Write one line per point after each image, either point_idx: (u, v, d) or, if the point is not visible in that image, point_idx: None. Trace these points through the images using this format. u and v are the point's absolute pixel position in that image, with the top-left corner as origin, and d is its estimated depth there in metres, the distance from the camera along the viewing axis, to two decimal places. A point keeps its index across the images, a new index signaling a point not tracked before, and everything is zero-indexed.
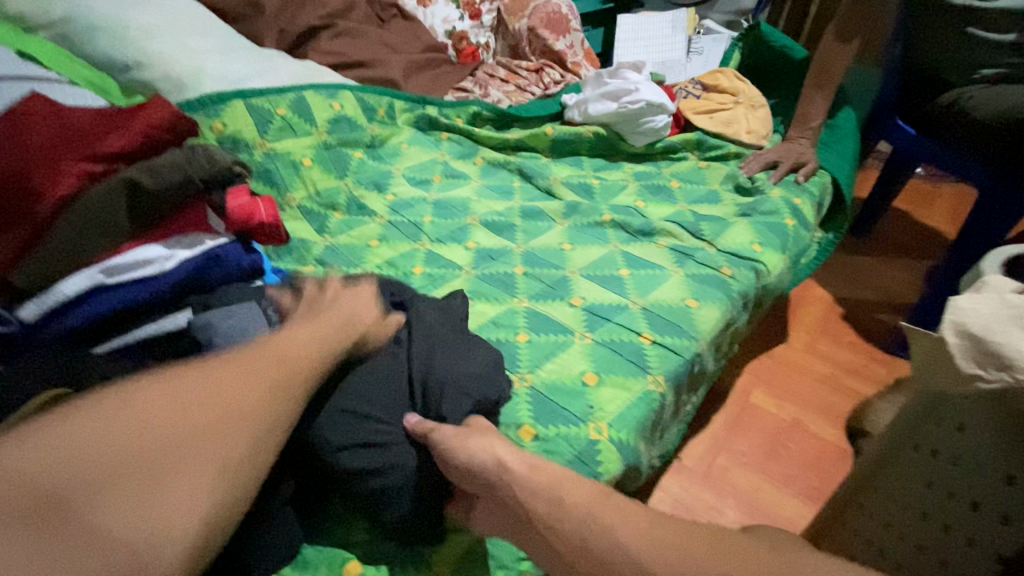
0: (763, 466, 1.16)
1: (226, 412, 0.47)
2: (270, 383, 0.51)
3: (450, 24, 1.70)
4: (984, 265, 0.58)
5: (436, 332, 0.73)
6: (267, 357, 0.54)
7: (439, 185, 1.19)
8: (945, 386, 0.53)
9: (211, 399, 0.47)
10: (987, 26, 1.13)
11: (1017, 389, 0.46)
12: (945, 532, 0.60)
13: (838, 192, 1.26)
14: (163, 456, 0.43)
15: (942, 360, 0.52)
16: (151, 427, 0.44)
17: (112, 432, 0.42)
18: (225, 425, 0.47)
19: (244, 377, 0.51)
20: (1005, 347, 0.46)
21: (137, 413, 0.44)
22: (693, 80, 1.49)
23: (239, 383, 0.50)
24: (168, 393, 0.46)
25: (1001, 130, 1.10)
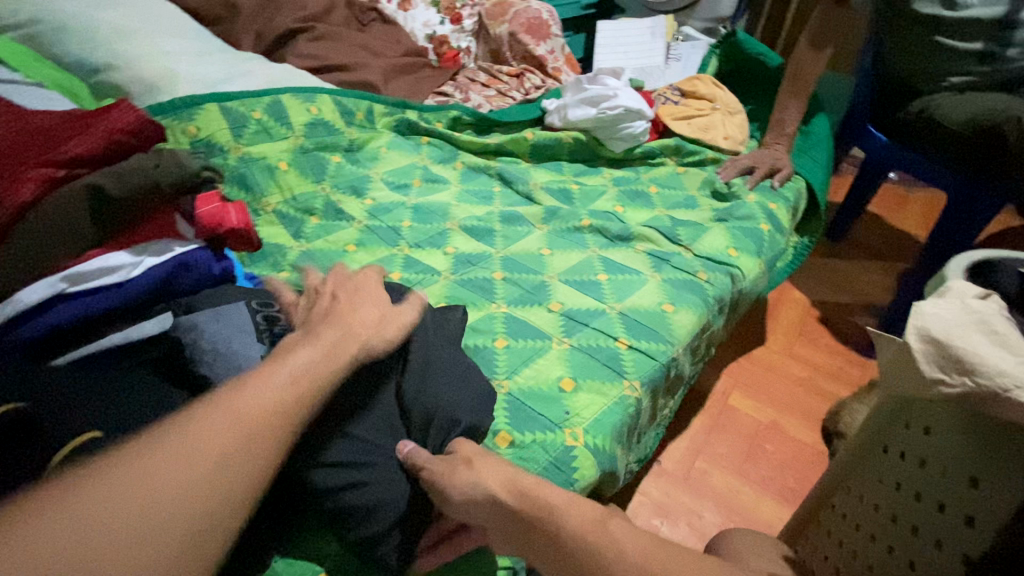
0: (741, 468, 1.17)
1: (224, 465, 0.44)
2: (260, 425, 0.48)
3: (431, 28, 1.70)
4: (947, 271, 0.59)
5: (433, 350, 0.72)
6: (261, 395, 0.50)
7: (418, 190, 1.19)
8: (910, 389, 0.54)
9: (202, 453, 0.43)
10: (953, 35, 1.16)
11: (977, 394, 0.47)
12: (912, 534, 0.60)
13: (813, 197, 1.28)
14: (169, 508, 0.40)
15: (906, 364, 0.53)
16: (149, 483, 0.40)
17: (109, 491, 0.39)
18: (218, 481, 0.43)
19: (235, 422, 0.47)
20: (969, 355, 0.47)
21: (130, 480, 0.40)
22: (672, 86, 1.51)
23: (231, 428, 0.46)
24: (158, 456, 0.42)
25: (967, 137, 1.13)
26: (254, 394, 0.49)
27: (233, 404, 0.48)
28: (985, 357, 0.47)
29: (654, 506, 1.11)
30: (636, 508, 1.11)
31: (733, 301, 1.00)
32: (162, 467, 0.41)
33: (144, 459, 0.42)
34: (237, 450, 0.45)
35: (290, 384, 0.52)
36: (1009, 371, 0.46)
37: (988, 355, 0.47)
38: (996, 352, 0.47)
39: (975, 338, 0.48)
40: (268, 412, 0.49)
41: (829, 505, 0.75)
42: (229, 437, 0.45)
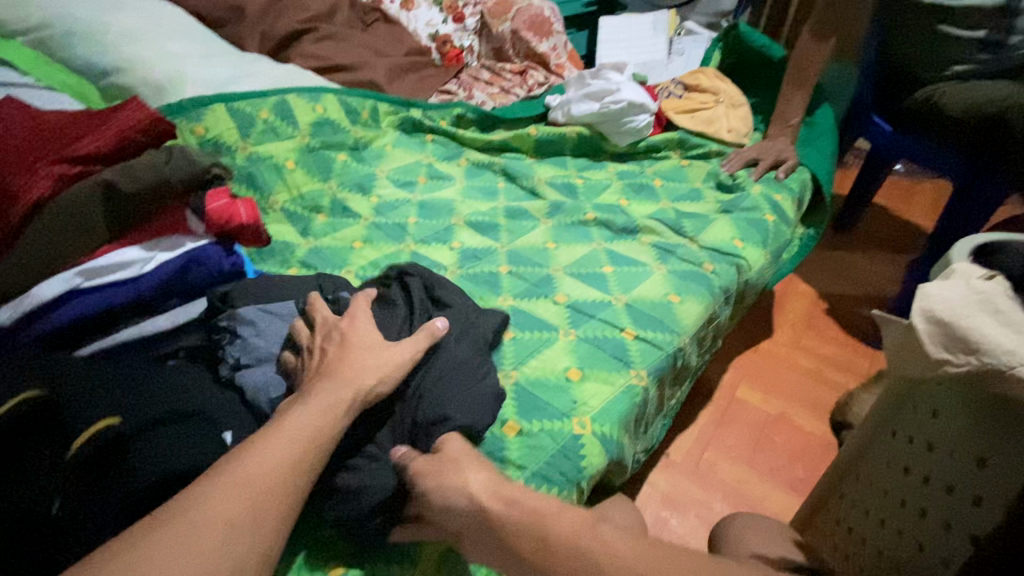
0: (750, 460, 1.17)
1: (253, 511, 0.47)
2: (279, 474, 0.51)
3: (433, 28, 1.69)
4: (953, 254, 0.59)
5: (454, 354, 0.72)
6: (280, 443, 0.53)
7: (424, 187, 1.20)
8: (917, 371, 0.54)
9: (229, 503, 0.47)
10: (958, 23, 1.16)
11: (983, 372, 0.47)
12: (922, 516, 0.60)
13: (818, 188, 1.28)
14: (239, 520, 0.46)
15: (911, 345, 0.53)
16: (220, 497, 0.47)
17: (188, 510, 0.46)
18: (245, 529, 0.46)
19: (259, 471, 0.50)
20: (975, 334, 0.47)
21: (171, 536, 0.44)
22: (675, 80, 1.51)
23: (255, 477, 0.49)
24: (193, 510, 0.46)
25: (975, 124, 1.12)
26: (273, 443, 0.52)
27: (257, 452, 0.51)
28: (992, 335, 0.47)
29: (663, 498, 1.11)
30: (645, 500, 1.11)
31: (739, 292, 1.00)
32: (199, 519, 0.45)
33: (187, 512, 0.46)
34: (259, 498, 0.48)
35: (304, 429, 0.55)
36: (1018, 348, 0.45)
37: (995, 333, 0.47)
38: (1003, 329, 0.47)
39: (982, 317, 0.48)
40: (287, 459, 0.52)
41: (838, 491, 0.76)
42: (253, 485, 0.49)
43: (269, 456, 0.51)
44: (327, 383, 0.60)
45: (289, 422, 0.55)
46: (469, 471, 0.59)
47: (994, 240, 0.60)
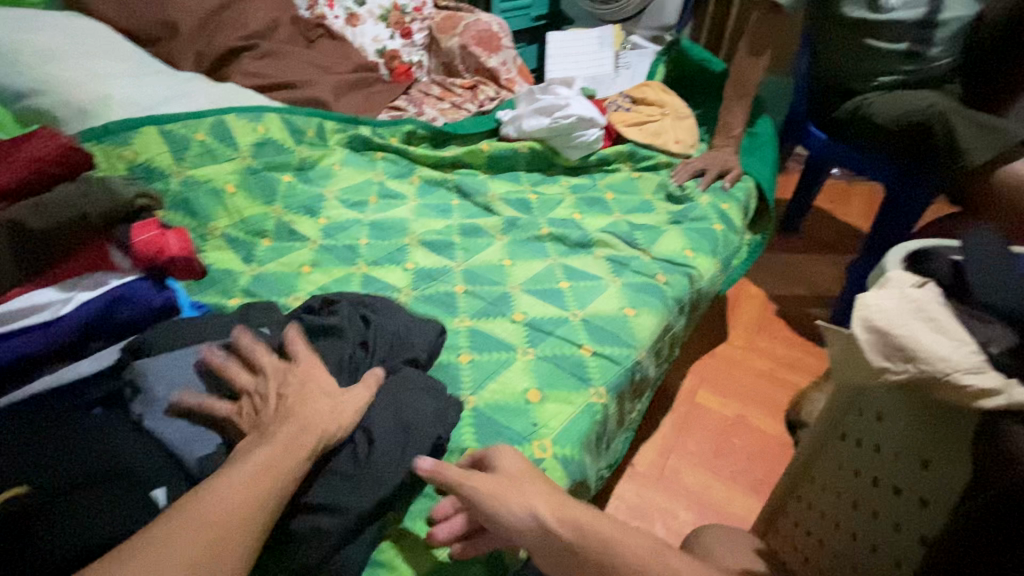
0: (711, 463, 1.19)
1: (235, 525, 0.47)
2: (245, 505, 0.49)
3: (380, 43, 1.68)
4: (886, 262, 0.61)
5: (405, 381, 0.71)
6: (255, 472, 0.51)
7: (374, 206, 1.17)
8: (861, 379, 0.56)
9: (188, 536, 0.45)
10: (881, 36, 1.23)
11: (921, 379, 0.49)
12: (874, 518, 0.62)
13: (762, 195, 1.33)
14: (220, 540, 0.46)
15: (854, 354, 0.55)
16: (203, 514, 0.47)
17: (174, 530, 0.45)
18: (209, 560, 0.45)
19: (223, 503, 0.48)
20: (911, 341, 0.49)
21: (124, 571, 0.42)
22: (623, 94, 1.54)
23: (237, 501, 0.49)
24: (148, 545, 0.44)
25: (900, 133, 1.20)
26: (238, 474, 0.51)
27: (223, 483, 0.50)
28: (926, 342, 0.49)
29: (630, 509, 1.11)
30: (612, 512, 1.11)
31: (692, 302, 1.01)
32: (154, 553, 0.44)
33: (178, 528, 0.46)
34: (219, 530, 0.47)
35: (269, 457, 0.53)
36: (948, 354, 0.48)
37: (927, 340, 0.49)
38: (935, 336, 0.49)
39: (915, 325, 0.51)
40: (251, 487, 0.50)
41: (793, 496, 0.77)
42: (215, 516, 0.47)
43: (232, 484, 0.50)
44: (282, 420, 0.57)
45: (274, 447, 0.54)
46: (529, 493, 0.57)
47: (923, 245, 0.63)
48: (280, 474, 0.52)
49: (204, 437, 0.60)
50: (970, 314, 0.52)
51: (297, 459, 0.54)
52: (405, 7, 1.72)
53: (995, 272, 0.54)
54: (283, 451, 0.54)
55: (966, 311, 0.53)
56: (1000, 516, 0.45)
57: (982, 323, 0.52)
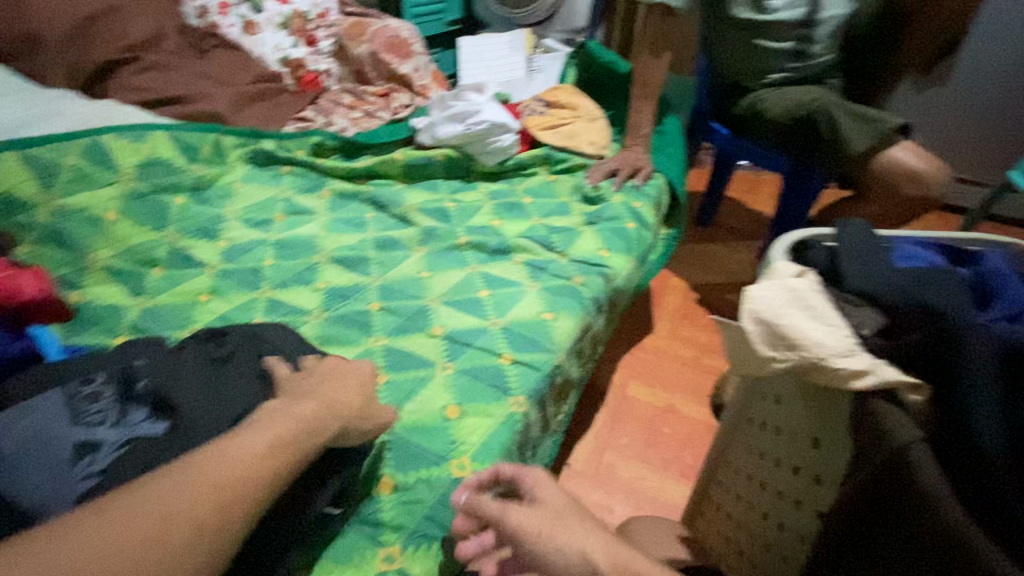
0: (644, 454, 1.22)
1: (256, 474, 0.49)
2: (250, 479, 0.48)
3: (283, 52, 1.59)
4: (773, 253, 0.64)
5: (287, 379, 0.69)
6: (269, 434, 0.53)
7: (282, 224, 1.11)
8: (754, 369, 0.58)
9: (180, 497, 0.44)
10: (769, 36, 1.30)
11: (803, 366, 0.52)
12: (778, 496, 0.65)
13: (673, 191, 1.38)
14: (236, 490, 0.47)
15: (745, 348, 0.57)
16: (223, 463, 0.48)
17: (194, 472, 0.46)
18: (215, 498, 0.45)
19: (226, 473, 0.47)
20: (797, 332, 0.52)
21: (121, 519, 0.42)
22: (536, 97, 1.55)
23: (257, 450, 0.51)
24: (144, 502, 0.43)
25: (792, 125, 1.27)
26: (264, 436, 0.52)
27: (228, 449, 0.49)
28: (810, 335, 0.51)
29: None
30: None
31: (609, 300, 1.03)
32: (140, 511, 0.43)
33: (201, 467, 0.47)
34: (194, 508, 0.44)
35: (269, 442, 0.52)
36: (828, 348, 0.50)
37: (812, 330, 0.52)
38: (818, 326, 0.52)
39: (801, 316, 0.53)
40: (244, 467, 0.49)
41: (712, 481, 0.81)
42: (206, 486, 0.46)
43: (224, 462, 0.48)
44: (299, 409, 0.58)
45: (294, 418, 0.56)
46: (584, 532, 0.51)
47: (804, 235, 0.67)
48: (289, 453, 0.53)
49: (62, 494, 0.53)
50: (846, 296, 0.55)
51: (312, 443, 0.56)
52: (308, 14, 1.65)
53: (862, 255, 0.58)
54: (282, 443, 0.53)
55: (841, 293, 0.56)
56: (883, 496, 0.47)
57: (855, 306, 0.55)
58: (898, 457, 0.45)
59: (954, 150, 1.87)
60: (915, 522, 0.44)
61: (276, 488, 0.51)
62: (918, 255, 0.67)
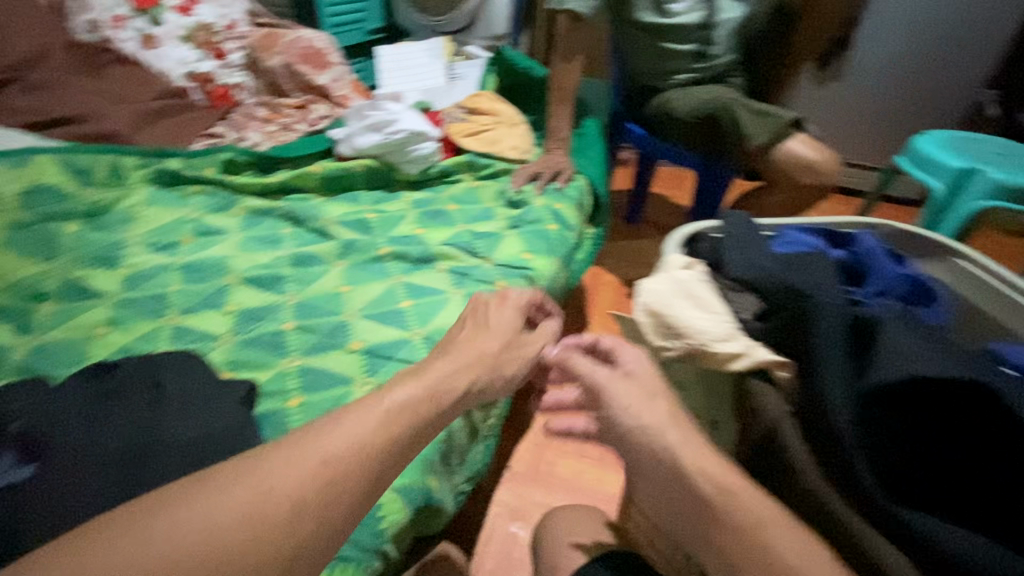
0: (583, 449, 1.24)
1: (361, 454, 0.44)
2: (354, 461, 0.43)
3: (188, 65, 1.51)
4: (668, 246, 0.67)
5: (180, 405, 0.66)
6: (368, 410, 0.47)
7: (190, 246, 1.06)
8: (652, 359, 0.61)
9: (269, 485, 0.39)
10: (671, 39, 1.37)
11: (691, 352, 0.54)
12: (688, 480, 0.69)
13: (596, 191, 1.42)
14: (336, 475, 0.42)
15: (642, 340, 0.59)
16: (318, 444, 0.43)
17: (287, 456, 0.41)
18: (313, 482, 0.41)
19: (329, 450, 0.43)
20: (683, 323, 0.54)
21: (204, 499, 0.38)
22: (458, 104, 1.55)
23: (371, 431, 0.45)
24: (240, 478, 0.39)
25: (698, 123, 1.33)
26: (367, 418, 0.46)
27: (330, 430, 0.44)
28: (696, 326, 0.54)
29: (511, 512, 1.12)
30: (494, 519, 1.11)
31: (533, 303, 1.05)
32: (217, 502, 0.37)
33: (306, 444, 0.42)
34: (269, 508, 0.38)
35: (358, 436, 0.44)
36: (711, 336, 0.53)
37: (700, 321, 0.54)
38: (703, 316, 0.55)
39: (690, 308, 0.56)
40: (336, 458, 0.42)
41: None
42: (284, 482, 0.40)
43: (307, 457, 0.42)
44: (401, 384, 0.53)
45: (389, 398, 0.50)
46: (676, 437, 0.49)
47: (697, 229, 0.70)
48: (400, 426, 0.48)
49: None
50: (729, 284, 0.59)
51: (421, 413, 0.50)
52: (213, 24, 1.56)
53: (743, 244, 0.61)
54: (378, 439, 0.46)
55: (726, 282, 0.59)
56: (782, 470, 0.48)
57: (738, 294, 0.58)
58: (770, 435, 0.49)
59: (854, 139, 2.02)
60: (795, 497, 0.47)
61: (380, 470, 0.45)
62: (800, 240, 0.71)
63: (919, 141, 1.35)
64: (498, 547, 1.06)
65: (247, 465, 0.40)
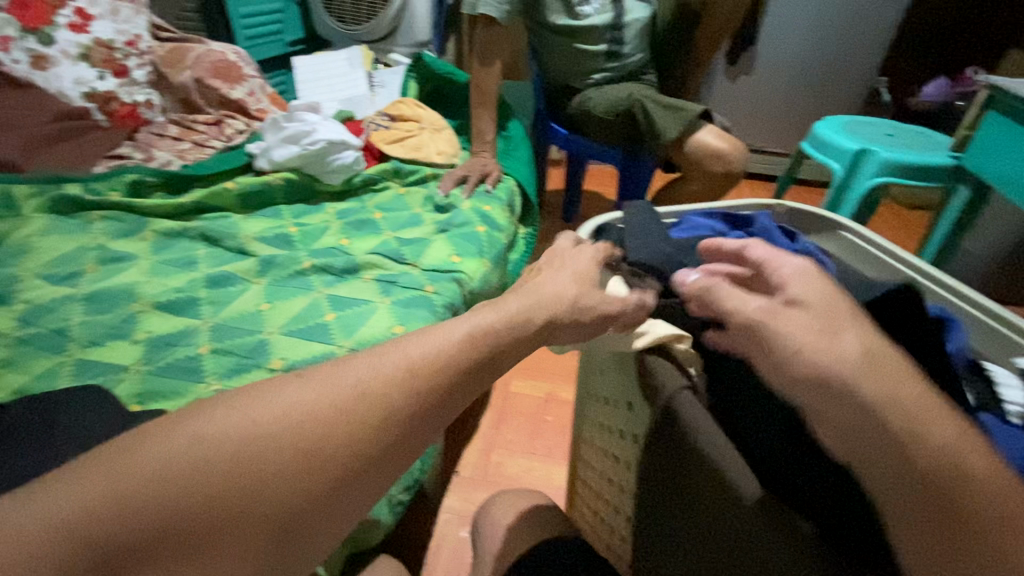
0: (530, 446, 1.25)
1: (410, 380, 0.38)
2: (399, 389, 0.37)
3: (86, 85, 1.38)
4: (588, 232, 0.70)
5: (74, 430, 0.62)
6: (429, 339, 0.42)
7: (94, 275, 0.99)
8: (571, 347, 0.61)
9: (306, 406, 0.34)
10: (584, 40, 1.41)
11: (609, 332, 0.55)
12: (615, 461, 0.69)
13: (525, 192, 1.45)
14: (360, 410, 0.35)
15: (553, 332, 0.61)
16: (363, 368, 0.38)
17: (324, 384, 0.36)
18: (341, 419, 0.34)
19: (373, 374, 0.38)
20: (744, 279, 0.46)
21: (206, 424, 0.32)
22: (381, 112, 1.54)
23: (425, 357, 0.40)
24: (255, 402, 0.34)
25: (615, 121, 1.37)
26: (415, 345, 0.41)
27: (384, 352, 0.40)
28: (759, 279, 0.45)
29: (460, 517, 1.11)
30: (444, 527, 1.09)
31: (465, 304, 1.05)
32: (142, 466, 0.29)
33: (346, 365, 0.38)
34: (268, 456, 0.32)
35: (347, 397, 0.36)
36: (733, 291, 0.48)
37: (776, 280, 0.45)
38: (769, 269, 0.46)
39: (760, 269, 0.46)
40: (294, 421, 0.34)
41: (579, 458, 0.83)
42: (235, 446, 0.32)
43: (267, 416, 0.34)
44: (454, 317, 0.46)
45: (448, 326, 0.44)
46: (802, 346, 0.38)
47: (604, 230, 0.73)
48: (462, 354, 0.42)
49: None
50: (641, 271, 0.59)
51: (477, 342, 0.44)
52: (112, 41, 1.44)
53: (644, 231, 0.64)
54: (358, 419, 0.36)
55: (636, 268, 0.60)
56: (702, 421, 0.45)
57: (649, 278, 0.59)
58: (673, 411, 0.46)
59: (766, 128, 2.15)
60: (698, 469, 0.43)
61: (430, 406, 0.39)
62: (700, 226, 0.74)
63: (819, 126, 1.45)
64: (449, 555, 1.04)
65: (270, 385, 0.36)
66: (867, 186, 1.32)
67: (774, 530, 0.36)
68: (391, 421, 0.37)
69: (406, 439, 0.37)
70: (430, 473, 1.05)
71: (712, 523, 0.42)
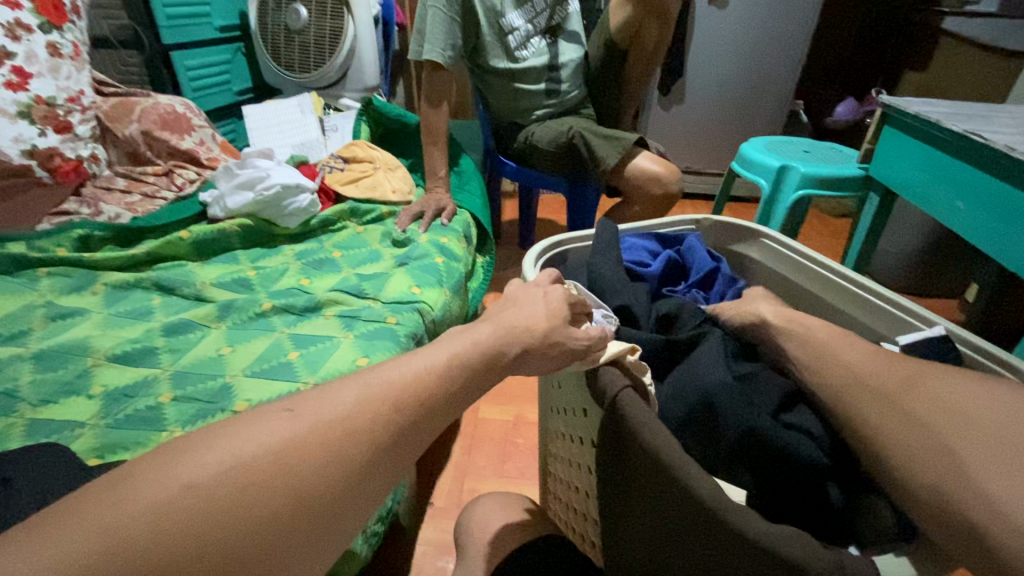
0: (502, 469, 1.27)
1: (460, 381, 0.46)
2: (429, 387, 0.44)
3: (26, 143, 1.33)
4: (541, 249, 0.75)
5: (21, 492, 0.60)
6: (442, 346, 0.48)
7: (41, 333, 0.97)
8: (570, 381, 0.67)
9: (386, 404, 0.41)
10: (524, 80, 1.52)
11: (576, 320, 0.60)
12: (578, 468, 0.72)
13: (480, 223, 1.50)
14: (424, 406, 0.43)
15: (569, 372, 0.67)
16: (412, 371, 0.45)
17: (402, 387, 0.43)
18: (411, 415, 0.42)
19: (408, 372, 0.44)
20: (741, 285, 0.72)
21: (282, 424, 0.38)
22: (334, 155, 1.58)
23: (450, 358, 0.47)
24: (292, 413, 0.39)
25: (559, 151, 1.46)
26: (422, 354, 0.46)
27: (413, 357, 0.46)
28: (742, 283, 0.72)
29: (437, 548, 1.10)
30: (420, 559, 1.08)
31: (427, 333, 1.08)
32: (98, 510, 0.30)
33: (386, 366, 0.45)
34: (377, 444, 0.40)
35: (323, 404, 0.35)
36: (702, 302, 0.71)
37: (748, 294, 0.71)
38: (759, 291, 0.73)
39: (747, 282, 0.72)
40: (254, 452, 0.35)
41: (548, 473, 0.87)
42: (197, 477, 0.33)
43: (228, 452, 0.35)
44: (459, 331, 0.52)
45: (458, 335, 0.50)
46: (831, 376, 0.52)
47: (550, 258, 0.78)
48: (476, 358, 0.49)
49: None
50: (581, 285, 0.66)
51: (479, 351, 0.50)
52: (53, 98, 1.41)
53: (602, 250, 0.72)
54: (320, 445, 0.37)
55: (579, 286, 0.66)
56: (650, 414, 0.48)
57: (601, 300, 0.66)
58: (616, 406, 0.48)
59: (700, 152, 2.32)
60: (639, 463, 0.45)
61: (458, 403, 0.46)
62: (638, 245, 0.81)
63: (744, 148, 1.58)
64: None
65: (331, 391, 0.41)
66: (792, 200, 1.44)
67: (711, 502, 0.39)
68: (352, 447, 0.38)
69: (381, 453, 0.40)
70: (402, 506, 1.05)
71: (659, 512, 0.44)
